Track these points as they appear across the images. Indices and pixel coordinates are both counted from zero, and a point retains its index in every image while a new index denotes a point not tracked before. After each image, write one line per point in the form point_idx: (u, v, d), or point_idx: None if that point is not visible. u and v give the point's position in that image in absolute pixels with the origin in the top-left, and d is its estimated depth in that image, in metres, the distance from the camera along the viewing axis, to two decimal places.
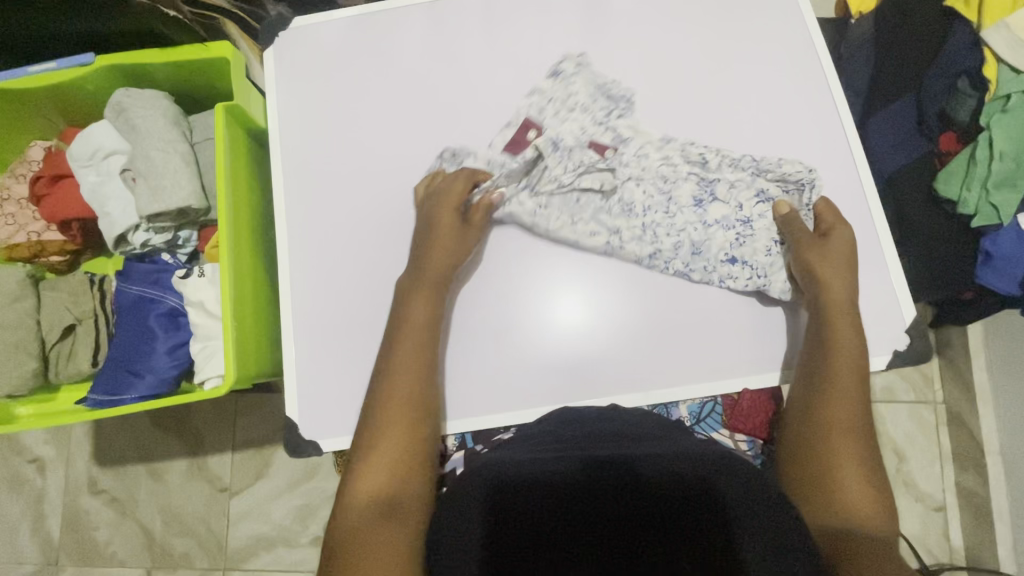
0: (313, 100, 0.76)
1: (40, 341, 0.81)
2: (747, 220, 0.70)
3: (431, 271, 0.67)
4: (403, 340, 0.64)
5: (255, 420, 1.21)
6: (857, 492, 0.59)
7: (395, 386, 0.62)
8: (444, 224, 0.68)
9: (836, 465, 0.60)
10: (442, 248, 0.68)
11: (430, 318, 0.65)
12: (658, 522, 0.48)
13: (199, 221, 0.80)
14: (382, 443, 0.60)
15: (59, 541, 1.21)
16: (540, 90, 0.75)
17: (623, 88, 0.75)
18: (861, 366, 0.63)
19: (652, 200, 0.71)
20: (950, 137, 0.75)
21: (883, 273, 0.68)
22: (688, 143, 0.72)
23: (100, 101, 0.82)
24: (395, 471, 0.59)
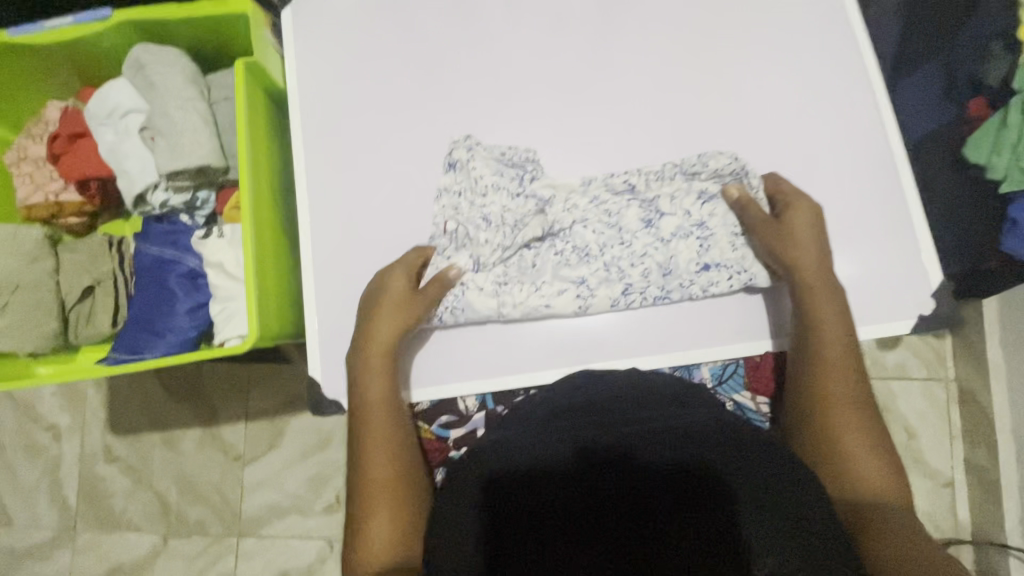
0: (331, 59, 0.75)
1: (60, 302, 0.81)
2: (702, 223, 0.68)
3: (387, 330, 0.65)
4: (371, 416, 0.63)
5: (268, 390, 1.22)
6: (869, 462, 0.59)
7: (371, 466, 0.61)
8: (394, 295, 0.66)
9: (842, 441, 0.60)
10: (393, 317, 0.65)
11: (390, 390, 0.64)
12: (660, 497, 0.50)
13: (217, 182, 0.80)
14: (378, 508, 0.59)
15: (76, 507, 1.23)
16: (445, 189, 0.69)
17: (521, 148, 0.72)
18: (851, 333, 0.63)
19: (603, 238, 0.68)
20: (980, 103, 0.73)
21: (907, 240, 0.68)
22: (609, 176, 0.71)
23: (116, 59, 0.81)
24: (399, 526, 0.58)
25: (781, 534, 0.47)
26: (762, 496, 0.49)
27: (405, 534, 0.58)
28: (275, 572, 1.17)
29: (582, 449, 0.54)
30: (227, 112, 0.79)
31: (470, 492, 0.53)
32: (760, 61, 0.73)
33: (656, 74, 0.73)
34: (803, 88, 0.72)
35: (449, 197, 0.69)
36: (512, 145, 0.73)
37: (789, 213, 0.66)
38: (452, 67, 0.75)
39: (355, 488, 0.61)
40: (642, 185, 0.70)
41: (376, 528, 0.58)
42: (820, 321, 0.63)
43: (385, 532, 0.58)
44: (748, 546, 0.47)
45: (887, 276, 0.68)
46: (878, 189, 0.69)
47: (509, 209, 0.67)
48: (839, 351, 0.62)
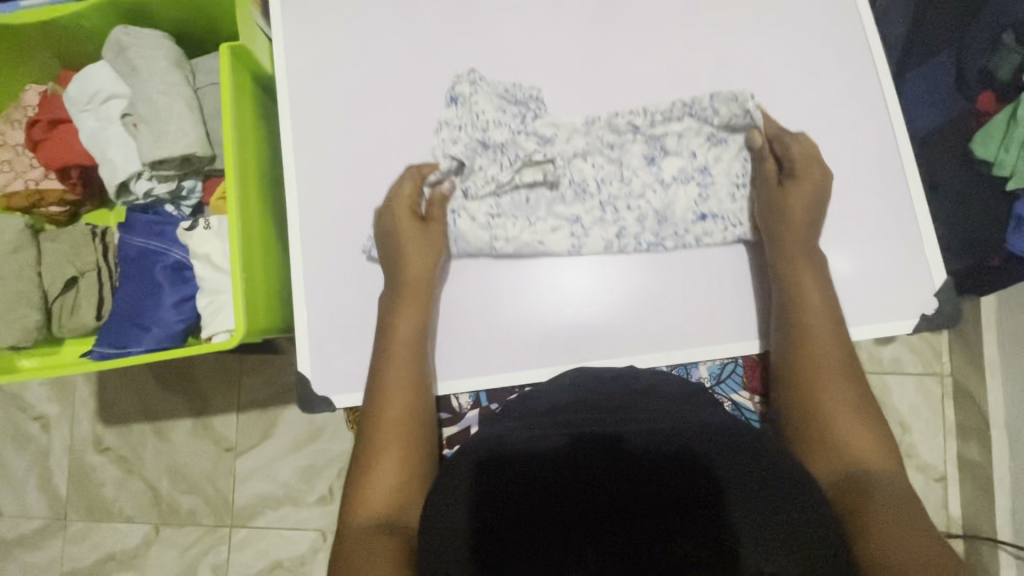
0: (322, 44, 0.72)
1: (42, 294, 0.79)
2: (704, 168, 0.69)
3: (411, 266, 0.65)
4: (395, 355, 0.63)
5: (259, 381, 1.20)
6: (853, 433, 0.57)
7: (390, 405, 0.61)
8: (404, 224, 0.66)
9: (829, 414, 0.59)
10: (419, 254, 0.65)
11: (417, 329, 0.64)
12: (654, 492, 0.48)
13: (203, 171, 0.77)
14: (389, 453, 0.58)
15: (66, 497, 1.22)
16: (446, 121, 0.69)
17: (526, 85, 0.71)
18: (834, 309, 0.63)
19: (603, 176, 0.69)
20: (988, 97, 0.72)
21: (911, 237, 0.67)
22: (613, 116, 0.69)
23: (97, 41, 0.78)
24: (408, 471, 0.58)
25: (773, 535, 0.45)
26: (758, 496, 0.47)
27: (409, 490, 0.57)
28: (268, 563, 1.17)
29: (573, 437, 0.52)
30: (213, 98, 0.76)
31: (460, 487, 0.51)
32: (766, 49, 0.71)
33: (657, 64, 0.71)
34: (810, 79, 0.70)
35: (450, 129, 0.68)
36: (517, 82, 0.71)
37: (794, 183, 0.65)
38: (447, 54, 0.72)
39: (366, 433, 0.60)
40: (648, 122, 0.69)
41: (383, 471, 0.57)
42: (808, 303, 0.62)
43: (392, 477, 0.57)
44: (738, 542, 0.45)
45: (891, 273, 0.66)
46: (884, 184, 0.68)
47: (511, 141, 0.68)
48: (827, 328, 0.62)
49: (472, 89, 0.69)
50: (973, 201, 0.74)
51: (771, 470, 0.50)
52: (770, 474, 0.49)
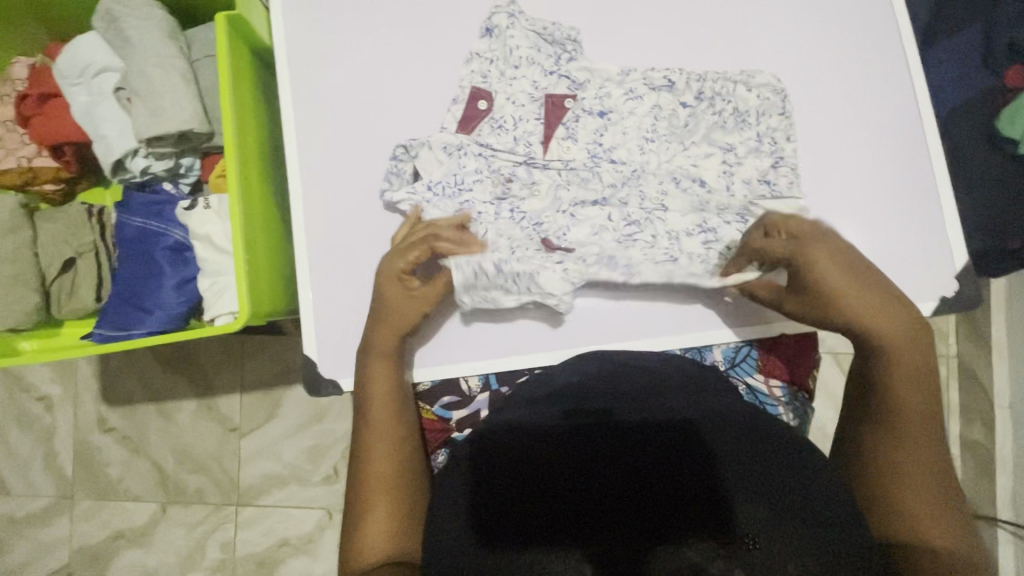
0: (324, 15, 0.69)
1: (40, 275, 0.77)
2: (733, 147, 0.66)
3: (401, 318, 0.62)
4: (375, 420, 0.60)
5: (264, 362, 1.19)
6: (927, 510, 0.52)
7: (373, 460, 0.58)
8: (404, 297, 0.62)
9: (899, 468, 0.54)
10: (392, 326, 0.62)
11: (394, 386, 0.62)
12: (660, 475, 0.48)
13: (201, 148, 0.74)
14: (377, 501, 0.57)
15: (73, 476, 1.23)
16: (477, 53, 0.68)
17: (565, 26, 0.68)
18: (921, 332, 0.57)
19: (627, 144, 0.66)
20: (1018, 72, 0.70)
21: (937, 216, 0.65)
22: (649, 70, 0.67)
23: (87, 10, 0.74)
24: (397, 517, 0.56)
25: (778, 524, 0.45)
26: (761, 482, 0.47)
27: (403, 520, 0.56)
28: (275, 540, 1.18)
29: (572, 416, 0.52)
30: (210, 71, 0.73)
31: (461, 485, 0.51)
32: (786, 22, 0.68)
33: (673, 38, 0.69)
34: (832, 53, 0.68)
35: (480, 64, 0.68)
36: (556, 22, 0.69)
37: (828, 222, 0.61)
38: (455, 27, 0.70)
39: (355, 469, 0.59)
40: (683, 81, 0.66)
41: (374, 515, 0.56)
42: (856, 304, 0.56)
43: (382, 524, 0.56)
44: (739, 528, 0.45)
45: (911, 254, 0.65)
46: (905, 162, 0.66)
47: (537, 87, 0.67)
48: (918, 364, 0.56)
49: (509, 21, 0.67)
50: (994, 180, 0.73)
51: (781, 456, 0.49)
52: (775, 457, 0.49)
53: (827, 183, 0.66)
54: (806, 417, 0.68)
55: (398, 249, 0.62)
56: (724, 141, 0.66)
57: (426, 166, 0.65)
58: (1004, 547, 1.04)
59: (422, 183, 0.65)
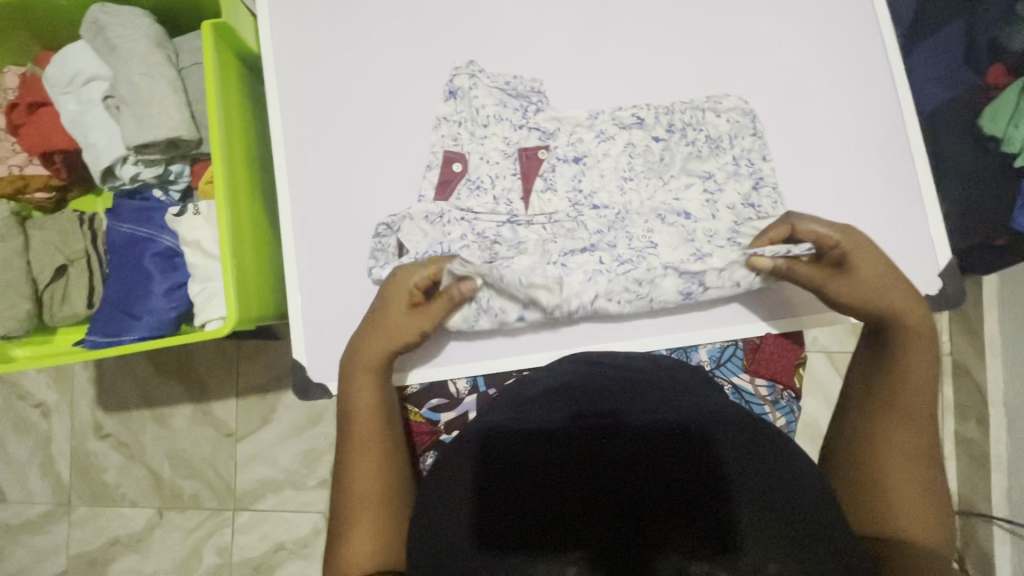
0: (311, 22, 0.70)
1: (32, 282, 0.77)
2: (711, 176, 0.66)
3: (381, 341, 0.62)
4: (357, 435, 0.60)
5: (259, 367, 1.20)
6: (910, 507, 0.52)
7: (358, 478, 0.58)
8: (395, 315, 0.62)
9: (885, 460, 0.55)
10: (382, 337, 0.62)
11: (380, 402, 0.61)
12: (653, 480, 0.48)
13: (190, 155, 0.75)
14: (363, 518, 0.56)
15: (69, 483, 1.23)
16: (445, 117, 0.68)
17: (527, 78, 0.69)
18: (933, 353, 0.58)
19: (606, 184, 0.67)
20: (999, 70, 0.71)
21: (918, 215, 0.66)
22: (617, 110, 0.68)
23: (75, 19, 0.75)
24: (382, 533, 0.56)
25: (772, 525, 0.45)
26: (760, 485, 0.47)
27: (387, 534, 0.56)
28: (272, 545, 1.18)
29: (581, 420, 0.52)
30: (197, 79, 0.74)
31: (462, 477, 0.51)
32: (767, 26, 0.69)
33: (655, 42, 0.70)
34: (812, 55, 0.69)
35: (451, 127, 0.68)
36: (517, 75, 0.70)
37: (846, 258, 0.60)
38: (440, 34, 0.71)
39: (340, 488, 0.59)
40: (652, 117, 0.68)
41: (359, 530, 0.56)
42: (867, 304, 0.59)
43: (367, 540, 0.55)
44: (737, 536, 0.45)
45: (894, 252, 0.66)
46: (887, 163, 0.67)
47: (510, 143, 0.67)
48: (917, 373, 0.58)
49: (470, 82, 0.68)
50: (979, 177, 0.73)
51: (770, 458, 0.49)
52: (770, 457, 0.49)
53: (813, 189, 0.67)
54: (794, 415, 0.69)
55: (418, 265, 0.62)
56: (701, 169, 0.66)
57: (410, 238, 0.66)
58: (999, 544, 1.04)
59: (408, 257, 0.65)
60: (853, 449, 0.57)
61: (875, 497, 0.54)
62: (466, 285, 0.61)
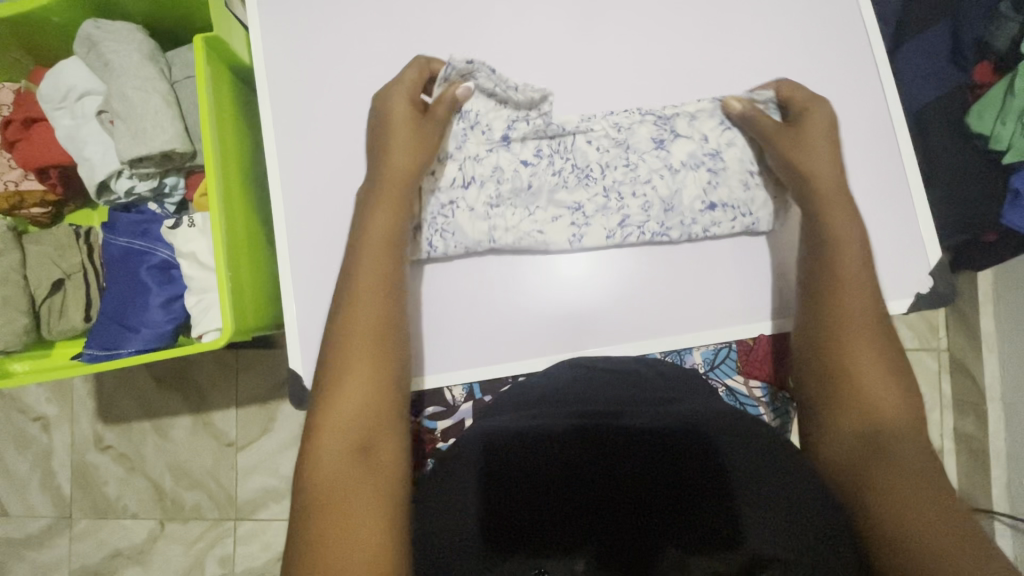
0: (302, 34, 0.71)
1: (29, 297, 0.78)
2: (713, 155, 0.67)
3: (396, 156, 0.63)
4: (365, 253, 0.59)
5: (258, 375, 1.20)
6: (875, 385, 0.55)
7: (359, 311, 0.57)
8: (398, 120, 0.64)
9: (847, 353, 0.56)
10: (399, 146, 0.63)
11: (393, 230, 0.61)
12: (653, 476, 0.48)
13: (185, 167, 0.76)
14: (358, 362, 0.55)
15: (70, 496, 1.23)
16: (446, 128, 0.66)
17: (529, 87, 0.66)
18: (868, 260, 0.60)
19: (606, 159, 0.68)
20: (984, 69, 0.73)
21: (907, 215, 0.66)
22: (611, 112, 0.69)
23: (69, 35, 0.76)
24: (363, 435, 0.52)
25: (774, 516, 0.44)
26: (763, 487, 0.46)
27: (377, 396, 0.54)
28: (274, 554, 1.18)
29: (582, 421, 0.52)
30: (191, 92, 0.74)
31: (468, 477, 0.50)
32: (754, 29, 0.70)
33: (644, 46, 0.71)
34: (798, 57, 0.69)
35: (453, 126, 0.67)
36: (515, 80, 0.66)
37: (804, 115, 0.64)
38: (431, 42, 0.71)
39: (333, 337, 0.56)
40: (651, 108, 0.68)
41: (337, 418, 0.52)
42: (844, 284, 0.59)
43: (356, 390, 0.53)
44: (741, 526, 0.44)
45: (884, 252, 0.66)
46: (877, 163, 0.67)
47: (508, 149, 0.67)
48: (855, 290, 0.58)
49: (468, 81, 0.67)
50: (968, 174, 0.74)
51: (773, 459, 0.49)
52: (775, 460, 0.49)
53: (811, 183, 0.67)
54: (789, 417, 0.69)
55: (398, 80, 0.65)
56: (700, 155, 0.68)
57: None
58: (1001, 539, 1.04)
59: None
60: (819, 366, 0.58)
61: (847, 401, 0.55)
62: (461, 86, 0.64)
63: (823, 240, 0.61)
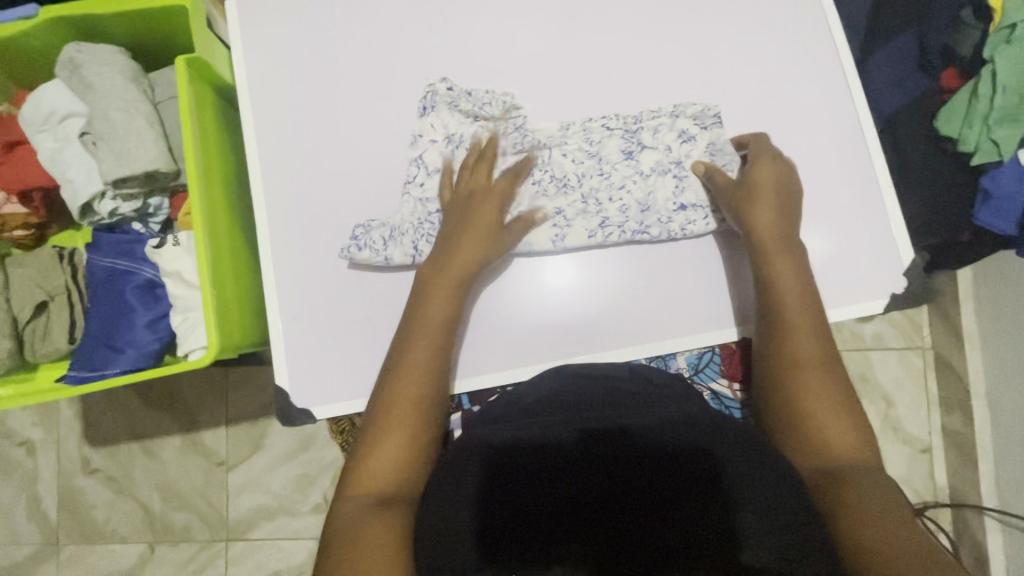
0: (285, 53, 0.72)
1: (12, 319, 0.77)
2: (679, 161, 0.69)
3: (459, 260, 0.63)
4: (422, 329, 0.60)
5: (247, 392, 1.19)
6: (838, 434, 0.56)
7: (406, 381, 0.58)
8: (479, 219, 0.64)
9: (817, 398, 0.58)
10: (471, 241, 0.63)
11: (447, 317, 0.61)
12: (652, 480, 0.48)
13: (169, 186, 0.76)
14: (396, 428, 0.56)
15: (57, 521, 1.21)
16: (420, 131, 0.69)
17: (499, 92, 0.71)
18: (805, 272, 0.63)
19: (581, 168, 0.69)
20: (952, 74, 0.74)
21: (881, 218, 0.68)
22: (588, 121, 0.70)
23: (52, 59, 0.76)
24: (417, 449, 0.56)
25: (771, 527, 0.45)
26: (760, 495, 0.47)
27: (409, 460, 0.55)
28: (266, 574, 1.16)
29: (585, 435, 0.52)
30: (174, 112, 0.75)
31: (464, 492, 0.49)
32: (729, 39, 0.72)
33: (621, 58, 0.72)
34: (771, 66, 0.71)
35: (440, 149, 0.69)
36: (489, 89, 0.71)
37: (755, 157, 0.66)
38: (412, 58, 0.72)
39: (377, 396, 0.58)
40: (622, 118, 0.70)
41: (386, 448, 0.55)
42: (782, 294, 0.61)
43: (392, 457, 0.55)
44: (739, 537, 0.45)
45: (859, 252, 0.68)
46: (851, 168, 0.69)
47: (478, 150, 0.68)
48: (797, 295, 0.61)
49: (448, 108, 0.70)
50: (939, 176, 0.76)
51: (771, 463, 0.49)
52: (770, 468, 0.49)
53: None
54: None
55: (472, 171, 0.67)
56: (670, 159, 0.69)
57: (389, 228, 0.68)
58: (992, 535, 1.04)
59: (380, 240, 0.67)
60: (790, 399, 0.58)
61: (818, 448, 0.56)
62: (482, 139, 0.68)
63: (787, 243, 0.63)
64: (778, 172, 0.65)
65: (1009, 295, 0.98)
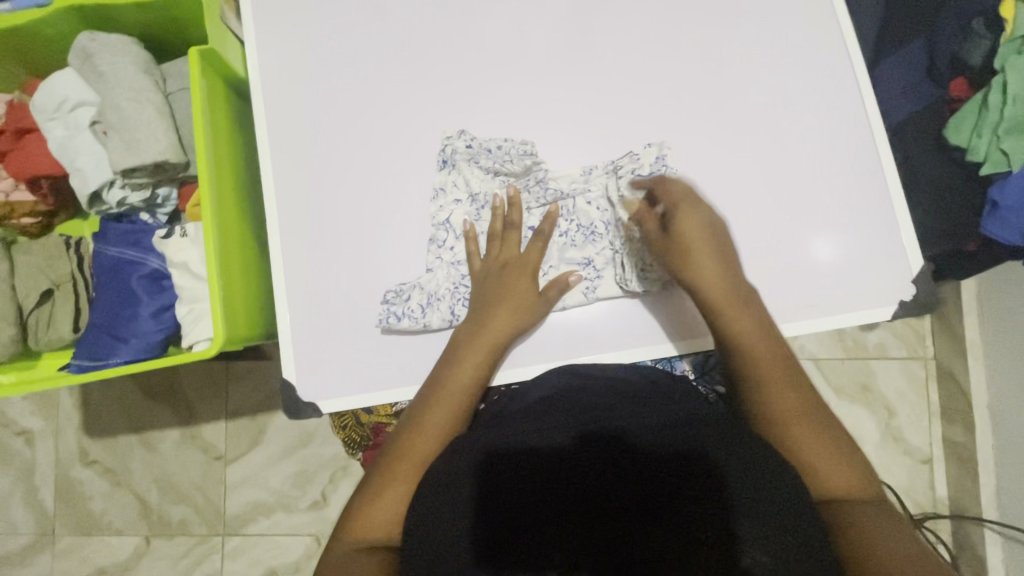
0: (297, 45, 0.72)
1: (17, 307, 0.77)
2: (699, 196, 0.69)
3: (494, 329, 0.64)
4: (447, 390, 0.61)
5: (249, 386, 1.19)
6: (828, 463, 0.55)
7: (422, 439, 0.58)
8: (516, 289, 0.66)
9: (804, 436, 0.56)
10: (507, 308, 0.65)
11: (471, 383, 0.62)
12: (651, 482, 0.47)
13: (177, 177, 0.76)
14: (403, 484, 0.55)
15: (54, 512, 1.20)
16: (440, 187, 0.70)
17: (518, 141, 0.70)
18: (758, 310, 0.62)
19: (608, 214, 0.70)
20: (960, 83, 0.74)
21: (891, 226, 0.68)
22: (608, 164, 0.70)
23: (64, 48, 0.77)
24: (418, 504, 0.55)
25: (772, 535, 0.44)
26: (762, 501, 0.45)
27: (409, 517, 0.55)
28: (262, 570, 1.16)
29: (585, 438, 0.50)
30: (185, 104, 0.75)
31: (460, 493, 0.49)
32: (740, 42, 0.72)
33: (632, 59, 0.72)
34: (783, 70, 0.71)
35: (464, 209, 0.70)
36: (507, 137, 0.71)
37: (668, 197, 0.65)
38: (424, 55, 0.72)
39: (393, 442, 0.58)
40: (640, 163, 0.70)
41: (387, 503, 0.55)
42: (742, 335, 0.60)
43: (393, 509, 0.54)
44: (739, 545, 0.43)
45: (867, 260, 0.68)
46: (862, 176, 0.69)
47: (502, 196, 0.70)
48: (755, 333, 0.60)
49: (468, 164, 0.70)
50: (945, 185, 0.76)
51: (777, 472, 0.48)
52: (773, 475, 0.47)
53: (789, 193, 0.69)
54: None
55: (502, 240, 0.68)
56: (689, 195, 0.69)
57: (422, 292, 0.68)
58: (992, 548, 1.04)
59: (417, 306, 0.67)
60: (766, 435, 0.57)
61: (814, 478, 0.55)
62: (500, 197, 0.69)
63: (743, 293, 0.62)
64: (698, 218, 0.64)
65: (1013, 306, 0.98)
